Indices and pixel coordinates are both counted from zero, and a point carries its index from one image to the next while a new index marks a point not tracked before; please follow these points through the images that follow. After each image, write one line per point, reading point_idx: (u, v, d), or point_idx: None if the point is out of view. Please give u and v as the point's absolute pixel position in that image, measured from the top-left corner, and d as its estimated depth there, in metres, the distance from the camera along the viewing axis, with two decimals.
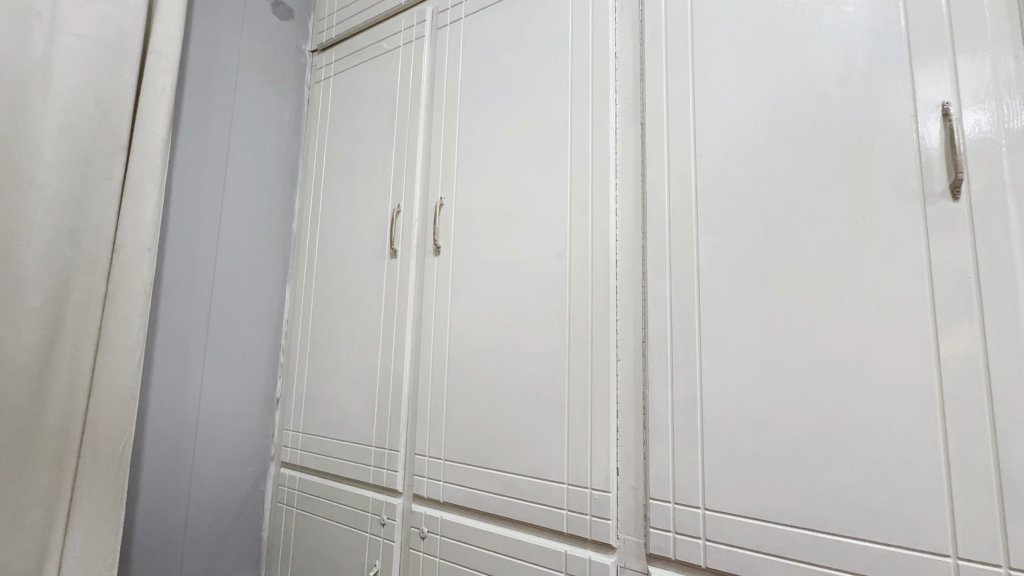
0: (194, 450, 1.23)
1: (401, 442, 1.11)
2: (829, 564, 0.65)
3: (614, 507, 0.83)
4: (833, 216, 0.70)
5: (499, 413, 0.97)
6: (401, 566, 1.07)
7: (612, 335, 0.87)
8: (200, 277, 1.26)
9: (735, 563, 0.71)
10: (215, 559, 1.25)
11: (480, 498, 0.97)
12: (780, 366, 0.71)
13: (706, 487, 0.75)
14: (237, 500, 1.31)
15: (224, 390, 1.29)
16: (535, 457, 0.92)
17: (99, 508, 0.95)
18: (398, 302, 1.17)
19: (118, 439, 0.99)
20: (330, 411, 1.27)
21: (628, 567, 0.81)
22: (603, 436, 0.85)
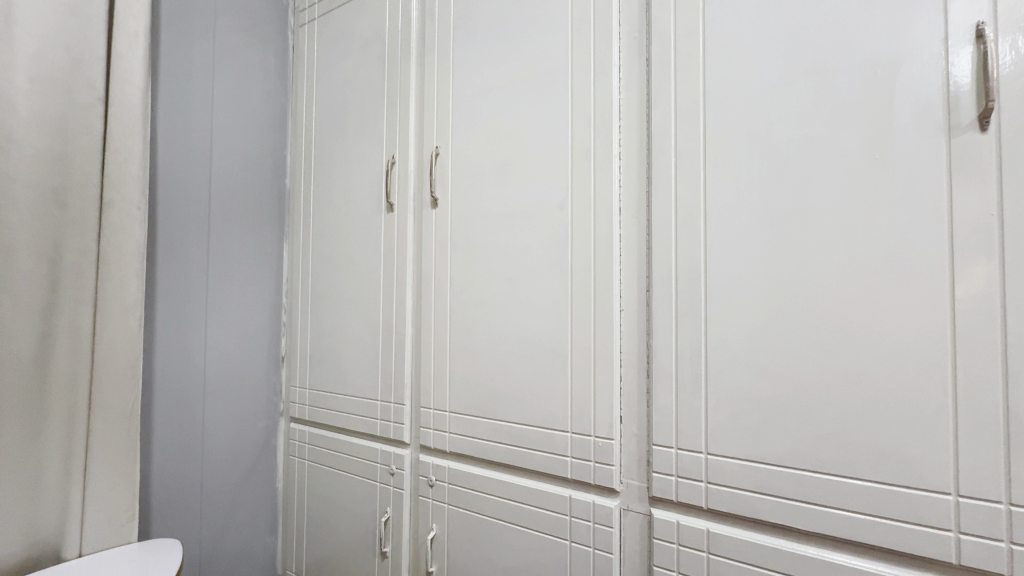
0: (204, 408, 1.25)
1: (406, 396, 1.12)
2: (829, 504, 0.66)
3: (618, 454, 0.84)
4: (850, 154, 0.66)
5: (502, 366, 0.97)
6: (412, 512, 1.12)
7: (616, 285, 0.85)
8: (194, 235, 1.24)
9: (735, 504, 0.73)
10: (233, 509, 1.30)
11: (486, 448, 0.99)
12: (788, 313, 0.70)
13: (708, 433, 0.75)
14: (251, 455, 1.34)
15: (228, 349, 1.30)
16: (539, 408, 0.92)
17: (115, 463, 0.97)
18: (397, 258, 1.15)
19: (125, 400, 0.98)
20: (335, 367, 1.28)
21: (631, 509, 0.84)
22: (606, 386, 0.85)
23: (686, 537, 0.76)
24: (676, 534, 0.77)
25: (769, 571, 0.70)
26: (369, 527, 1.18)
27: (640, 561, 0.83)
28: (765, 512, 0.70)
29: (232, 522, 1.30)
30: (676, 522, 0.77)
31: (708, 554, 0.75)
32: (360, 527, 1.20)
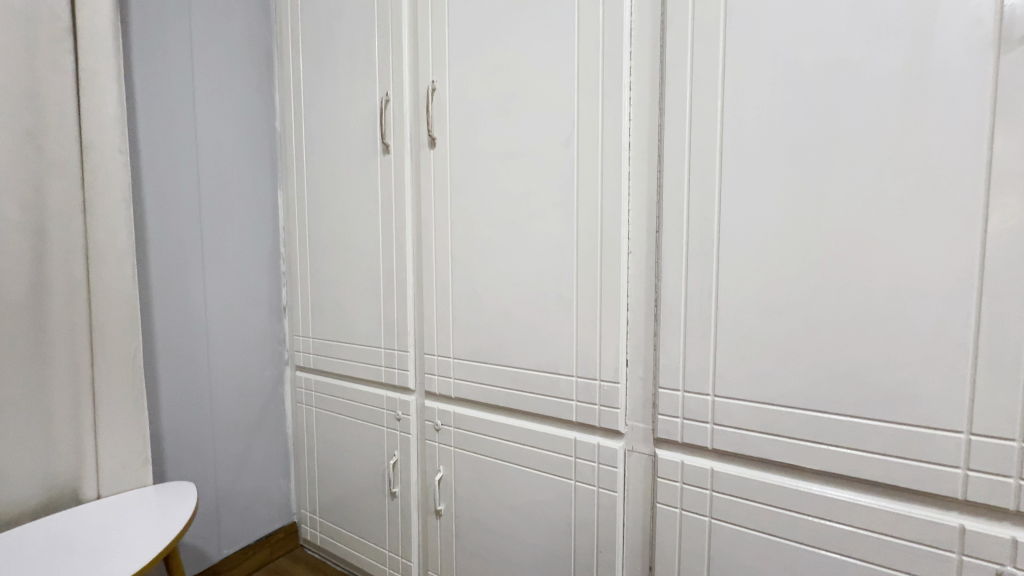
0: (209, 357, 1.25)
1: (410, 343, 1.12)
2: (836, 443, 0.66)
3: (623, 397, 0.84)
4: (883, 77, 0.61)
5: (505, 312, 0.96)
6: (419, 455, 1.14)
7: (624, 227, 0.82)
8: (184, 181, 1.18)
9: (741, 444, 0.73)
10: (246, 453, 1.34)
11: (491, 393, 0.99)
12: (805, 252, 0.67)
13: (716, 375, 0.74)
14: (259, 402, 1.36)
15: (228, 299, 1.28)
16: (543, 353, 0.91)
17: (122, 409, 0.98)
18: (395, 203, 1.11)
19: (127, 350, 0.98)
20: (337, 316, 1.27)
21: (636, 451, 0.84)
22: (612, 330, 0.83)
23: (690, 476, 0.77)
24: (681, 473, 0.78)
25: (771, 507, 0.71)
26: (378, 469, 1.21)
27: (643, 498, 0.84)
28: (771, 452, 0.70)
29: (245, 466, 1.33)
30: (681, 462, 0.78)
31: (711, 492, 0.76)
32: (369, 469, 1.23)
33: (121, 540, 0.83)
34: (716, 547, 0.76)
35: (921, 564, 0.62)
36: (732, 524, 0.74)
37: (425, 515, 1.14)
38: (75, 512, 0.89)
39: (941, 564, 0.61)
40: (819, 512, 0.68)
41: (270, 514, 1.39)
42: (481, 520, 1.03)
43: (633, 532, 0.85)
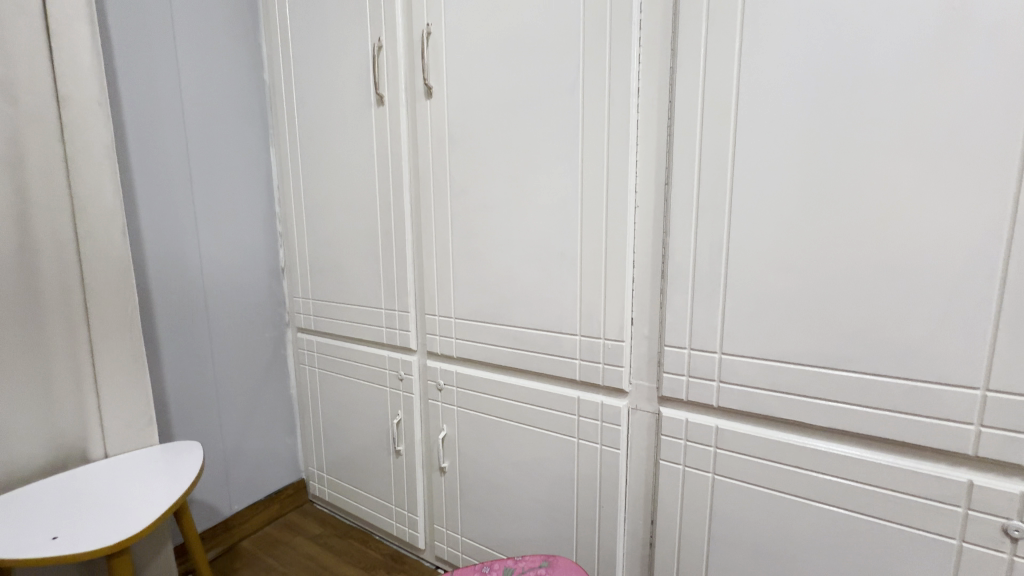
0: (209, 319, 1.23)
1: (410, 303, 1.10)
2: (845, 400, 0.65)
3: (628, 356, 0.83)
4: (920, 5, 0.55)
5: (507, 271, 0.93)
6: (423, 414, 1.14)
7: (631, 180, 0.78)
8: (171, 138, 1.13)
9: (747, 401, 0.72)
10: (251, 414, 1.35)
11: (493, 353, 0.98)
12: (823, 203, 0.63)
13: (724, 333, 0.73)
14: (261, 364, 1.37)
15: (224, 260, 1.26)
16: (546, 312, 0.89)
17: (123, 371, 0.97)
18: (392, 158, 1.06)
19: (123, 312, 0.96)
20: (335, 277, 1.25)
21: (639, 409, 0.84)
22: (617, 288, 0.81)
23: (693, 433, 0.77)
24: (684, 431, 0.78)
25: (776, 463, 0.71)
26: (382, 428, 1.22)
27: (646, 455, 0.84)
28: (778, 409, 0.69)
29: (251, 426, 1.35)
30: (685, 420, 0.78)
31: (715, 449, 0.76)
32: (373, 427, 1.24)
33: (129, 495, 0.84)
34: (718, 502, 0.76)
35: (924, 517, 0.62)
36: (734, 480, 0.75)
37: (429, 472, 1.16)
38: (83, 471, 0.91)
39: (945, 517, 0.61)
40: (823, 468, 0.67)
41: (279, 471, 1.42)
42: (485, 477, 1.04)
43: (635, 487, 0.86)
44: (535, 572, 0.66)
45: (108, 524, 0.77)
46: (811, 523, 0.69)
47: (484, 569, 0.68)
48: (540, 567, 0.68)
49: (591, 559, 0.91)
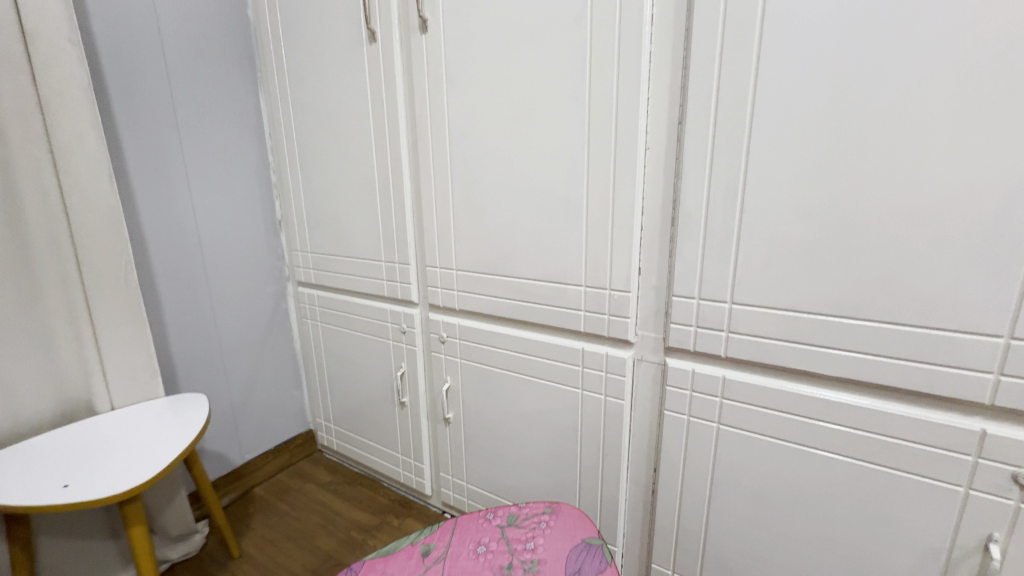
0: (207, 273, 1.21)
1: (410, 255, 1.07)
2: (859, 350, 0.63)
3: (634, 307, 0.80)
4: None
5: (509, 220, 0.89)
6: (427, 366, 1.14)
7: (642, 121, 0.72)
8: (153, 81, 1.07)
9: (756, 351, 0.70)
10: (256, 367, 1.35)
11: (496, 305, 0.96)
12: (851, 141, 0.58)
13: (736, 281, 0.70)
14: (264, 318, 1.36)
15: (218, 212, 1.22)
16: (550, 262, 0.87)
17: (122, 325, 0.96)
18: (387, 102, 1.00)
19: (117, 264, 0.94)
20: (333, 229, 1.21)
21: (645, 360, 0.82)
22: (624, 236, 0.78)
23: (700, 384, 0.76)
24: (690, 381, 0.77)
25: (783, 413, 0.70)
26: (386, 380, 1.22)
27: (651, 406, 0.84)
28: (788, 359, 0.68)
29: (257, 379, 1.36)
30: (691, 371, 0.76)
31: (721, 399, 0.75)
32: (377, 380, 1.25)
33: (137, 445, 0.85)
34: (723, 450, 0.76)
35: (932, 465, 0.61)
36: (740, 430, 0.74)
37: (434, 423, 1.17)
38: (91, 423, 0.92)
39: (953, 465, 0.60)
40: (832, 418, 0.66)
41: (287, 422, 1.45)
42: (489, 427, 1.05)
43: (639, 437, 0.86)
44: (538, 518, 0.67)
45: (118, 472, 0.78)
46: (816, 471, 0.69)
47: (488, 515, 0.69)
48: (543, 513, 0.68)
49: (594, 505, 0.93)
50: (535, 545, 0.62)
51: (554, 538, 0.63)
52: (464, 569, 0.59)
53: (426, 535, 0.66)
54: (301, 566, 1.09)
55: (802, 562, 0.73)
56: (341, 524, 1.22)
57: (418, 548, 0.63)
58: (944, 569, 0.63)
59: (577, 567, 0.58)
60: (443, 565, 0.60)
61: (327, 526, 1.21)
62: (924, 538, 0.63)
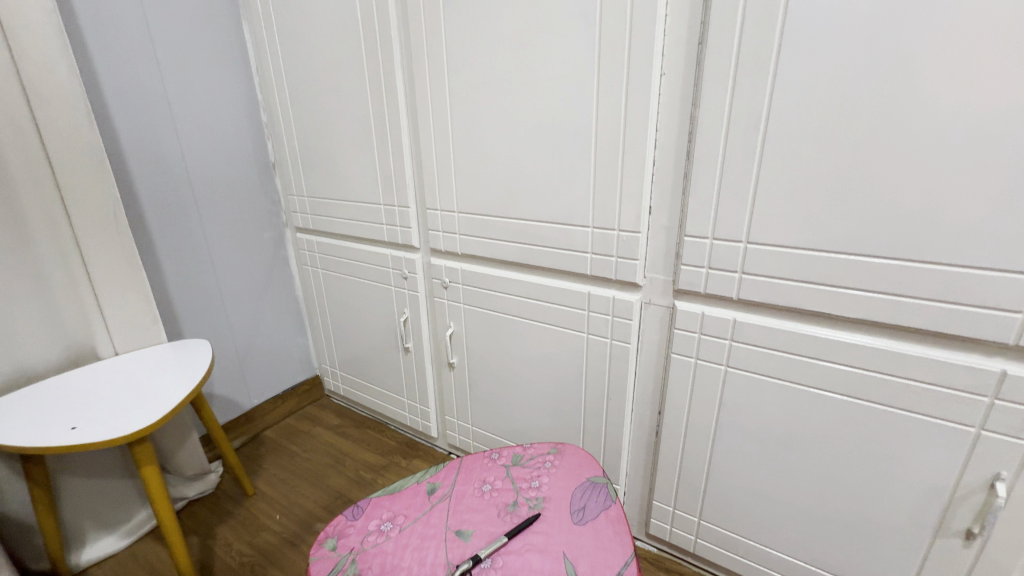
0: (201, 218, 1.18)
1: (410, 197, 1.03)
2: (880, 290, 0.60)
3: (643, 248, 0.77)
4: None
5: (513, 158, 0.85)
6: (430, 312, 1.13)
7: (658, 42, 0.66)
8: (125, 6, 0.98)
9: (770, 293, 0.67)
10: (259, 314, 1.35)
11: (499, 248, 0.93)
12: (892, 59, 0.52)
13: (753, 219, 0.66)
14: (263, 265, 1.34)
15: (208, 154, 1.17)
16: (556, 202, 0.82)
17: (118, 269, 0.94)
18: (379, 28, 0.92)
19: (106, 206, 0.91)
20: (329, 172, 1.16)
21: (653, 303, 0.80)
22: (635, 172, 0.73)
23: (709, 327, 0.74)
24: (699, 325, 0.75)
25: (794, 355, 0.68)
26: (389, 326, 1.22)
27: (657, 350, 0.82)
28: (803, 301, 0.65)
29: (260, 326, 1.36)
30: (701, 314, 0.74)
31: (730, 342, 0.73)
32: (381, 326, 1.24)
33: (142, 388, 0.86)
34: (729, 393, 0.75)
35: (946, 407, 0.60)
36: (749, 372, 0.73)
37: (438, 368, 1.18)
38: (95, 367, 0.92)
39: (968, 407, 0.59)
40: (845, 360, 0.65)
41: (293, 368, 1.46)
42: (493, 372, 1.05)
43: (644, 380, 0.86)
44: (544, 457, 0.67)
45: (125, 415, 0.78)
46: (824, 413, 0.68)
47: (493, 456, 0.69)
48: (548, 453, 0.68)
49: (598, 446, 0.94)
50: (541, 484, 0.62)
51: (559, 477, 0.63)
52: (469, 506, 0.60)
53: (431, 475, 0.66)
54: (313, 503, 1.13)
55: (803, 499, 0.74)
56: (351, 464, 1.25)
57: (424, 486, 0.64)
58: (946, 506, 0.63)
59: (583, 504, 0.59)
60: (449, 503, 0.61)
61: (336, 467, 1.25)
62: (929, 477, 0.63)
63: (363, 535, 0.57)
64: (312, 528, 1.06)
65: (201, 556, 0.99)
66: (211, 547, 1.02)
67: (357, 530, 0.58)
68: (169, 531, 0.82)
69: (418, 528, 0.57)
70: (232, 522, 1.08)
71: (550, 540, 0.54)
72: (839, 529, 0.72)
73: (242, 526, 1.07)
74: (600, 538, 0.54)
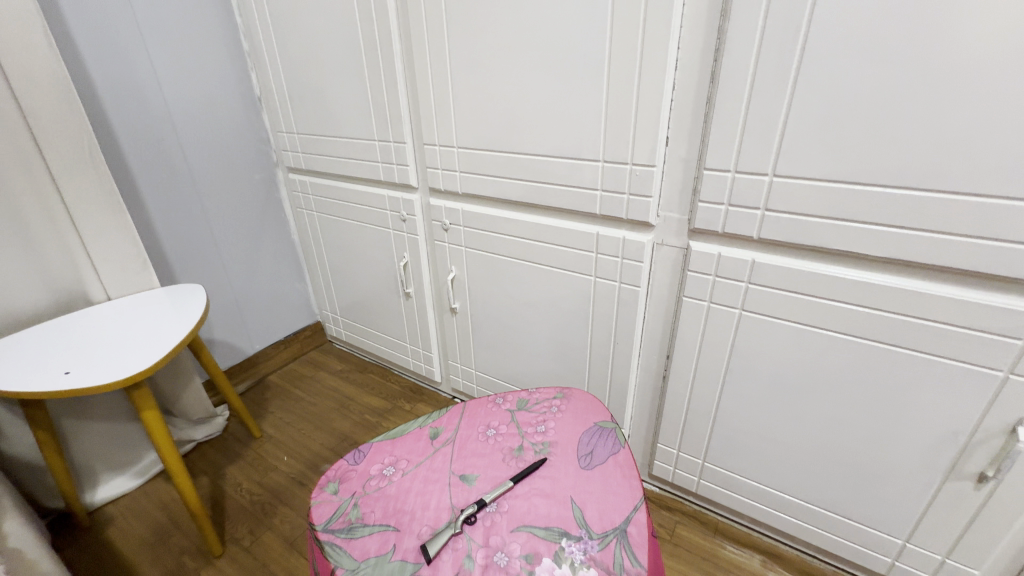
0: (186, 157, 1.11)
1: (406, 132, 0.96)
2: (916, 227, 0.55)
3: (658, 184, 0.71)
4: None
5: (517, 85, 0.77)
6: (430, 256, 1.09)
7: None
8: None
9: (794, 232, 0.63)
10: (255, 260, 1.31)
11: (503, 187, 0.87)
12: None
13: (781, 149, 0.60)
14: (255, 208, 1.28)
15: (187, 85, 1.08)
16: (564, 135, 0.76)
17: (101, 210, 0.89)
18: None
19: (80, 142, 0.84)
20: (318, 105, 1.08)
21: (666, 244, 0.76)
22: (652, 98, 0.66)
23: (725, 269, 0.70)
24: (715, 266, 0.71)
25: (815, 298, 0.64)
26: (389, 271, 1.18)
27: (668, 293, 0.79)
28: (830, 239, 0.60)
29: (257, 271, 1.32)
30: (717, 255, 0.70)
31: (747, 284, 0.69)
32: (380, 271, 1.20)
33: (136, 334, 0.83)
34: (742, 337, 0.73)
35: (974, 350, 0.57)
36: (764, 316, 0.69)
37: (440, 313, 1.15)
38: (87, 312, 0.90)
39: (999, 350, 0.55)
40: (870, 302, 0.61)
41: (293, 314, 1.45)
42: (497, 317, 1.02)
43: (653, 325, 0.83)
44: (549, 402, 0.65)
45: (119, 360, 0.76)
46: (842, 356, 0.65)
47: (497, 400, 0.67)
48: (554, 397, 0.66)
49: (603, 391, 0.93)
50: (547, 429, 0.61)
51: (565, 422, 0.62)
52: (473, 451, 0.59)
53: (434, 419, 0.64)
54: (320, 445, 1.14)
55: (811, 442, 0.73)
56: (356, 408, 1.26)
57: (427, 431, 0.62)
58: (961, 450, 0.62)
59: (591, 449, 0.57)
60: (453, 447, 0.59)
61: (341, 411, 1.25)
62: (946, 421, 0.61)
63: (364, 479, 0.56)
64: (319, 469, 1.08)
65: (213, 495, 1.02)
66: (222, 487, 1.04)
67: (359, 475, 0.57)
68: (176, 473, 0.83)
69: (421, 473, 0.56)
70: (240, 463, 1.10)
71: (557, 484, 0.53)
72: (846, 471, 0.72)
73: (251, 467, 1.09)
74: (608, 483, 0.53)
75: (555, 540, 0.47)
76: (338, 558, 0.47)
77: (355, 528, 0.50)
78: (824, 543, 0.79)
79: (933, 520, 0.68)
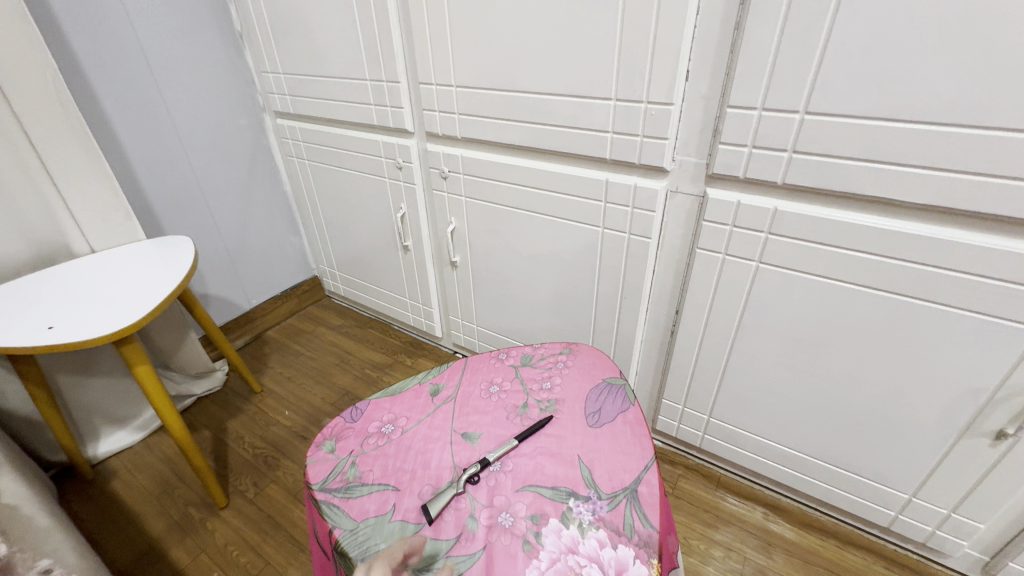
0: (164, 100, 1.03)
1: (400, 71, 0.88)
2: (962, 171, 0.50)
3: (675, 125, 0.65)
4: None
5: (521, 13, 0.69)
6: (428, 207, 1.03)
7: None
8: None
9: (823, 177, 0.58)
10: (246, 211, 1.26)
11: (505, 130, 0.81)
12: None
13: (816, 83, 0.54)
14: (243, 156, 1.21)
15: (160, 19, 0.99)
16: (572, 70, 0.69)
17: (75, 156, 0.83)
18: None
19: (43, 80, 0.77)
20: (304, 41, 0.99)
21: (680, 191, 0.71)
22: (673, 25, 0.59)
23: (744, 218, 0.65)
24: (733, 216, 0.66)
25: (840, 250, 0.60)
26: (387, 223, 1.13)
27: (681, 245, 0.75)
28: (863, 185, 0.56)
29: (249, 224, 1.27)
30: (737, 203, 0.65)
31: (767, 235, 0.65)
32: (377, 222, 1.15)
33: (122, 288, 0.80)
34: (758, 291, 0.69)
35: (1010, 305, 0.53)
36: (783, 269, 0.65)
37: (440, 267, 1.11)
38: (70, 265, 0.85)
39: None
40: (900, 254, 0.57)
41: (290, 268, 1.41)
42: (498, 270, 0.98)
43: (663, 278, 0.79)
44: (555, 357, 0.63)
45: (104, 315, 0.73)
46: (863, 310, 0.62)
47: (500, 356, 0.64)
48: (560, 353, 0.63)
49: (609, 347, 0.90)
50: (553, 386, 0.58)
51: (572, 378, 0.59)
52: (476, 408, 0.56)
53: (435, 375, 0.62)
54: (320, 400, 1.14)
55: (822, 398, 0.71)
56: (356, 363, 1.25)
57: (427, 387, 0.60)
58: (981, 407, 0.60)
59: (599, 406, 0.55)
60: (455, 405, 0.57)
61: (341, 365, 1.24)
62: (968, 377, 0.59)
63: (363, 437, 0.54)
64: (320, 423, 1.08)
65: (215, 448, 1.02)
66: (223, 440, 1.04)
67: (357, 433, 0.55)
68: (174, 428, 0.82)
69: (421, 431, 0.54)
70: (241, 417, 1.10)
71: (564, 443, 0.51)
72: (856, 427, 0.70)
73: (252, 421, 1.08)
74: (617, 442, 0.50)
75: (562, 500, 0.45)
76: (337, 518, 0.46)
77: (353, 488, 0.48)
78: (827, 497, 0.79)
79: (943, 476, 0.66)
